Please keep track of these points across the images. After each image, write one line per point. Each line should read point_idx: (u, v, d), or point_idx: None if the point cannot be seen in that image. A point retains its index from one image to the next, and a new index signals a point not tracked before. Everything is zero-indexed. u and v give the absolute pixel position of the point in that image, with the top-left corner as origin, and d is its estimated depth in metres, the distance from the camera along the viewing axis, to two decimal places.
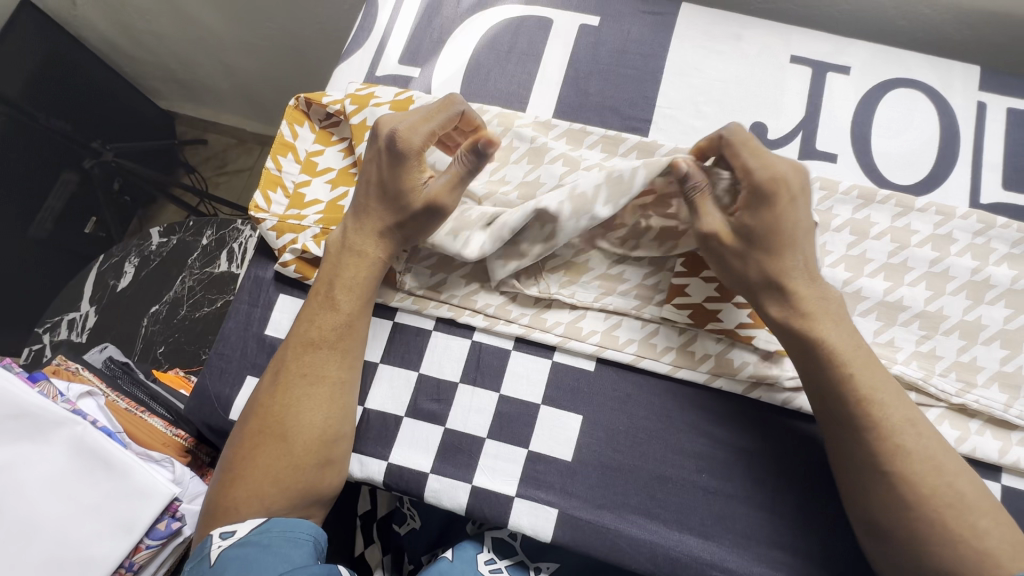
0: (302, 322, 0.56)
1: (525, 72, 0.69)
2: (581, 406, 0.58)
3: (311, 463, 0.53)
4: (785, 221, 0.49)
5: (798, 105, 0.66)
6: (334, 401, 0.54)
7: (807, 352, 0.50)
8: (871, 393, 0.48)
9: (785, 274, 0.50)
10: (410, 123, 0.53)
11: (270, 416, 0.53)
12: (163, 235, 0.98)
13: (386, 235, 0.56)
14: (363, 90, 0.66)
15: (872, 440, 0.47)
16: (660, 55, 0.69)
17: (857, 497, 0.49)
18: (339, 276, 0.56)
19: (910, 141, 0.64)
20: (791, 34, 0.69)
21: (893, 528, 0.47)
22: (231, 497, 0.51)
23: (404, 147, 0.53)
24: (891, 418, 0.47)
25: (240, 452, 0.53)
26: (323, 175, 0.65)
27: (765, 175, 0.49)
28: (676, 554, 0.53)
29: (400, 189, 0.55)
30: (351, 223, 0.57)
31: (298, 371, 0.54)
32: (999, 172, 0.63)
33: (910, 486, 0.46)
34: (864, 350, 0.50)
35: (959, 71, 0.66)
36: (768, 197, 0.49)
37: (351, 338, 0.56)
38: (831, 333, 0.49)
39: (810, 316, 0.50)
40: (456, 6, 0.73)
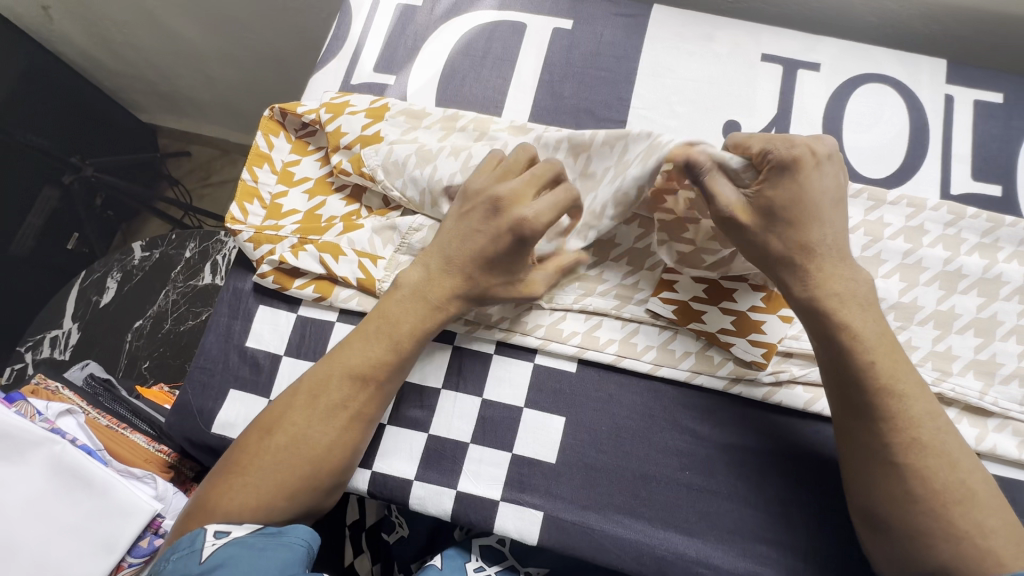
0: (361, 352, 0.53)
1: (500, 76, 0.70)
2: (564, 408, 0.58)
3: (330, 487, 0.53)
4: (810, 187, 0.49)
5: (769, 103, 0.67)
6: (362, 436, 0.54)
7: (831, 339, 0.49)
8: (890, 382, 0.48)
9: (802, 259, 0.49)
10: (538, 210, 0.50)
11: (307, 441, 0.51)
12: (145, 250, 0.97)
13: (466, 293, 0.54)
14: (339, 98, 0.66)
15: (886, 431, 0.47)
16: (633, 57, 0.69)
17: (856, 486, 0.49)
18: (409, 310, 0.54)
19: (881, 135, 0.65)
20: (761, 33, 0.69)
21: (897, 523, 0.47)
22: (235, 502, 0.49)
23: (531, 229, 0.50)
24: (909, 410, 0.47)
25: (257, 463, 0.51)
26: (300, 186, 0.66)
27: (785, 151, 0.49)
28: (662, 552, 0.53)
29: (511, 263, 0.53)
30: (434, 267, 0.54)
31: (347, 406, 0.53)
32: (968, 163, 0.64)
33: (920, 480, 0.46)
34: (892, 343, 0.49)
35: (927, 65, 0.67)
36: (792, 170, 0.49)
37: (401, 377, 0.56)
38: (857, 321, 0.49)
39: (840, 302, 0.49)
40: (430, 13, 0.73)
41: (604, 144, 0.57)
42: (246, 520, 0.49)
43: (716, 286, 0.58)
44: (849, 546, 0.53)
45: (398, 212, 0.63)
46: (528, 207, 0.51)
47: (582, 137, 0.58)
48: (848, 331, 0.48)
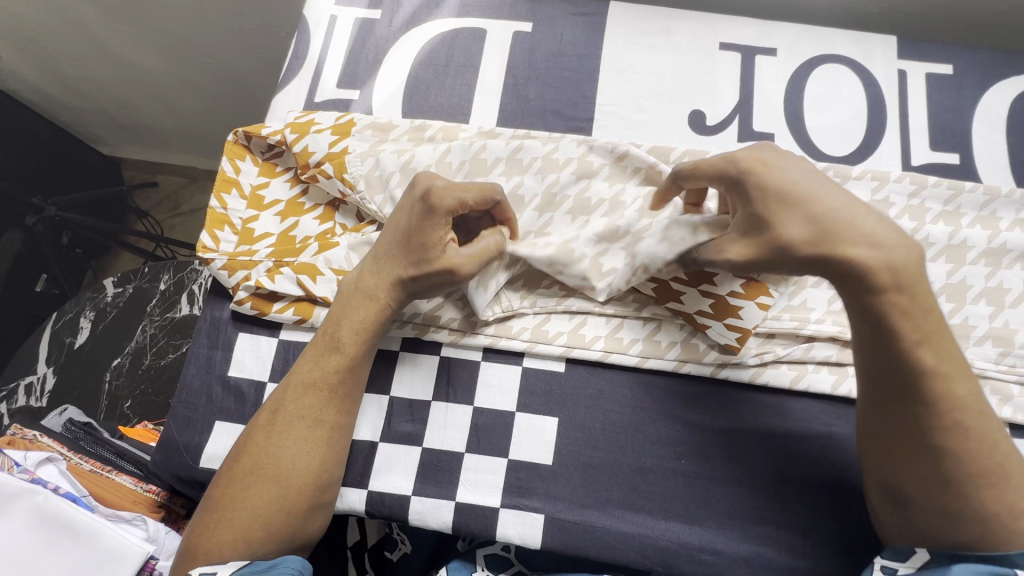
0: (306, 361, 0.55)
1: (464, 83, 0.70)
2: (557, 408, 0.58)
3: (304, 507, 0.52)
4: (779, 181, 0.47)
5: (731, 90, 0.68)
6: (326, 446, 0.53)
7: (875, 327, 0.46)
8: (938, 366, 0.45)
9: (834, 258, 0.45)
10: (447, 182, 0.53)
11: (264, 455, 0.52)
12: (117, 286, 0.95)
13: (399, 283, 0.55)
14: (304, 117, 0.65)
15: (927, 413, 0.46)
16: (594, 54, 0.70)
17: (882, 465, 0.49)
18: (347, 317, 0.55)
19: (841, 113, 0.67)
20: (717, 22, 0.71)
21: (922, 501, 0.47)
22: (213, 537, 0.50)
23: (436, 202, 0.52)
24: (955, 392, 0.46)
25: (225, 490, 0.52)
26: (272, 208, 0.64)
27: (721, 167, 0.50)
28: (664, 543, 0.54)
29: (424, 244, 0.53)
30: (368, 264, 0.57)
31: (298, 414, 0.53)
32: (926, 134, 0.66)
33: (955, 463, 0.45)
34: (928, 321, 0.46)
35: (878, 42, 0.69)
36: (744, 179, 0.48)
37: (352, 382, 0.55)
38: (903, 302, 0.45)
39: (883, 289, 0.45)
40: (390, 25, 0.73)
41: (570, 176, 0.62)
42: (230, 557, 0.49)
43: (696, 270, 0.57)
44: (844, 516, 0.54)
45: (374, 226, 0.63)
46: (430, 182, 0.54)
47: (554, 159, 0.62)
48: (886, 319, 0.46)
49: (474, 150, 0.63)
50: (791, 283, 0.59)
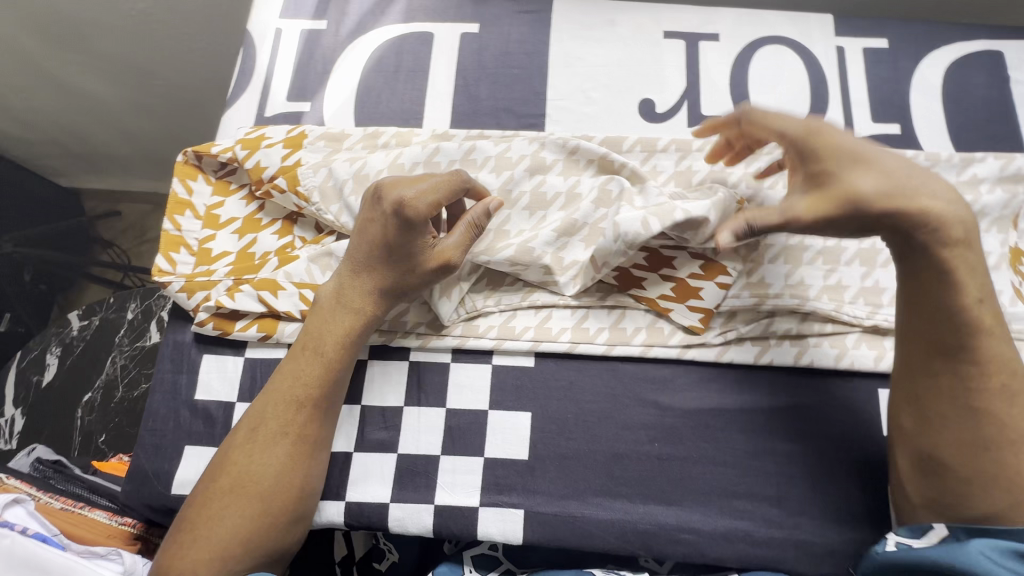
0: (285, 375, 0.55)
1: (415, 88, 0.70)
2: (528, 403, 0.58)
3: (285, 521, 0.52)
4: (846, 145, 0.49)
5: (678, 77, 0.69)
6: (309, 459, 0.53)
7: (942, 278, 0.47)
8: (991, 323, 0.47)
9: (913, 210, 0.46)
10: (418, 192, 0.53)
11: (243, 473, 0.52)
12: (83, 318, 0.94)
13: (383, 291, 0.56)
14: (254, 132, 0.65)
15: (976, 370, 0.47)
16: (542, 51, 0.71)
17: (923, 429, 0.49)
18: (328, 329, 0.55)
19: (785, 93, 0.68)
20: (660, 12, 0.72)
21: (959, 466, 0.47)
22: (188, 557, 0.49)
23: (411, 212, 0.53)
24: (1002, 354, 0.47)
25: (200, 509, 0.51)
26: (228, 227, 0.63)
27: (797, 129, 0.51)
28: (644, 526, 0.54)
29: (410, 249, 0.54)
30: (345, 275, 0.57)
31: (279, 430, 0.53)
32: (867, 107, 0.68)
33: (995, 425, 0.47)
34: (983, 281, 0.48)
35: (815, 21, 0.71)
36: (816, 141, 0.50)
37: (333, 395, 0.55)
38: (962, 258, 0.47)
39: (949, 242, 0.47)
40: (336, 34, 0.72)
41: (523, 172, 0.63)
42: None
43: (655, 255, 0.60)
44: (815, 483, 0.56)
45: (333, 237, 0.63)
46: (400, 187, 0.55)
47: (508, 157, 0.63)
48: (953, 273, 0.47)
49: (427, 154, 0.63)
50: (746, 262, 0.61)
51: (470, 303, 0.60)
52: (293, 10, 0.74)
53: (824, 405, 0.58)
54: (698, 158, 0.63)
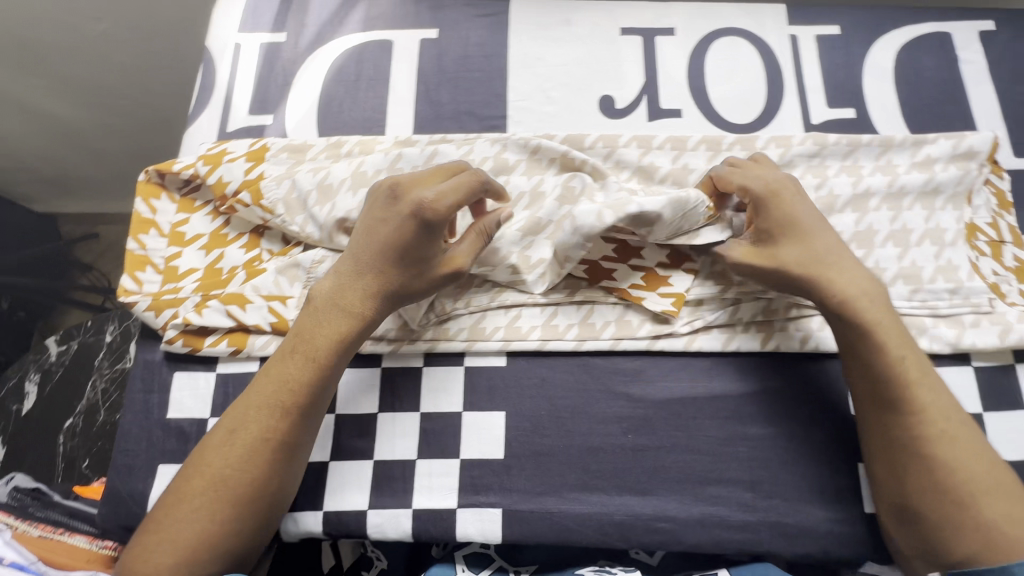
0: (275, 377, 0.54)
1: (376, 96, 0.70)
2: (502, 403, 0.59)
3: (255, 526, 0.52)
4: (791, 215, 0.55)
5: (636, 73, 0.70)
6: (289, 466, 0.53)
7: (865, 337, 0.52)
8: (918, 377, 0.51)
9: (823, 282, 0.53)
10: (438, 194, 0.53)
11: (220, 478, 0.51)
12: (60, 344, 0.93)
13: (383, 295, 0.55)
14: (215, 148, 0.65)
15: (914, 420, 0.50)
16: (501, 53, 0.71)
17: (883, 476, 0.52)
18: (321, 332, 0.55)
19: (741, 83, 0.69)
20: (616, 9, 0.73)
21: (931, 513, 0.49)
22: (154, 558, 0.48)
23: (432, 216, 0.53)
24: (935, 403, 0.51)
25: (172, 510, 0.50)
26: (194, 243, 0.63)
27: (762, 187, 0.56)
28: (620, 517, 0.55)
29: (421, 254, 0.54)
30: (345, 273, 0.56)
31: (262, 435, 0.52)
32: (822, 93, 0.69)
33: (947, 470, 0.49)
34: (905, 338, 0.53)
35: (768, 12, 0.72)
36: (770, 203, 0.55)
37: (321, 401, 0.54)
38: (882, 318, 0.52)
39: (865, 308, 0.52)
40: (295, 46, 0.73)
41: None
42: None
43: (624, 246, 0.61)
44: (787, 465, 0.57)
45: (300, 248, 0.63)
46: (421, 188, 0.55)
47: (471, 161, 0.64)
48: (874, 334, 0.52)
49: (389, 160, 0.63)
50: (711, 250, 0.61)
51: (440, 306, 0.61)
52: (252, 23, 0.74)
53: (791, 388, 0.59)
54: (658, 151, 0.64)
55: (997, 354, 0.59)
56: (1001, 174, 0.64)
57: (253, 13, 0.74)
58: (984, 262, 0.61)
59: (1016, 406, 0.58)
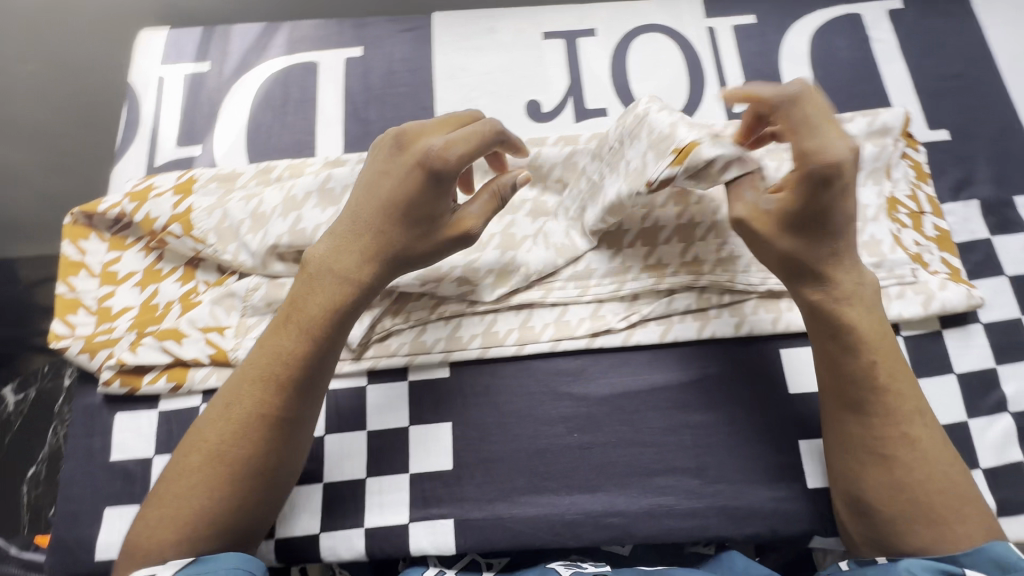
0: (270, 348, 0.52)
1: (305, 118, 0.70)
2: (448, 414, 0.59)
3: (254, 504, 0.50)
4: (834, 208, 0.50)
5: (561, 75, 0.71)
6: (287, 442, 0.51)
7: (839, 337, 0.52)
8: (890, 382, 0.51)
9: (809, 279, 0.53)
10: (448, 145, 0.50)
11: (216, 452, 0.49)
12: (17, 392, 0.91)
13: (376, 258, 0.52)
14: (142, 184, 0.65)
15: (877, 423, 0.51)
16: (426, 66, 0.72)
17: (842, 474, 0.52)
18: (312, 302, 0.52)
19: (664, 78, 0.71)
20: (537, 14, 0.74)
21: (883, 509, 0.49)
22: (152, 535, 0.47)
23: (440, 167, 0.49)
24: (904, 406, 0.51)
25: (170, 486, 0.49)
26: (128, 281, 0.63)
27: (821, 162, 0.48)
28: (571, 516, 0.56)
29: (426, 211, 0.51)
30: (340, 236, 0.53)
31: (255, 410, 0.50)
32: (742, 82, 0.70)
33: (905, 469, 0.49)
34: (885, 343, 0.52)
35: (686, 6, 0.74)
36: (825, 184, 0.48)
37: (320, 372, 0.52)
38: (863, 322, 0.52)
39: (843, 309, 0.52)
40: (220, 75, 0.72)
41: None
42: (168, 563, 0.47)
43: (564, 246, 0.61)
44: (729, 449, 0.58)
45: (235, 277, 0.63)
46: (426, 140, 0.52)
47: None
48: (852, 336, 0.52)
49: (319, 182, 0.63)
50: (643, 245, 0.62)
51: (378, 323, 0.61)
52: (174, 55, 0.73)
53: (730, 373, 0.60)
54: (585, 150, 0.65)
55: (925, 321, 0.61)
56: (916, 147, 0.67)
57: (176, 45, 0.74)
58: (906, 234, 0.63)
59: (945, 371, 0.59)
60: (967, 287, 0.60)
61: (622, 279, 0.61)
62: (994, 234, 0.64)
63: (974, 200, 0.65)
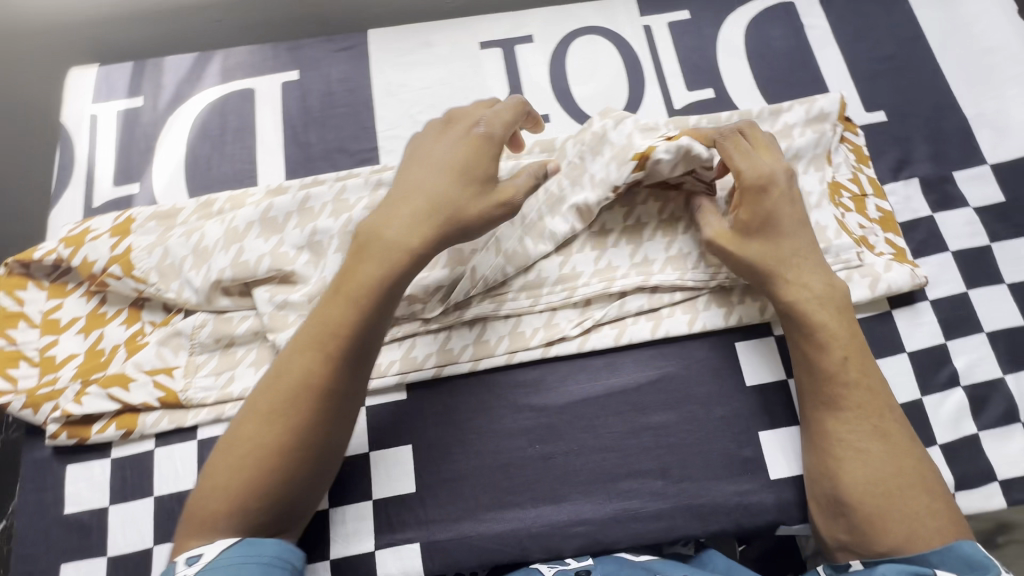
0: (324, 316, 0.50)
1: (244, 147, 0.69)
2: (407, 436, 0.59)
3: (302, 481, 0.49)
4: (778, 214, 0.56)
5: (500, 84, 0.71)
6: (341, 418, 0.50)
7: (811, 335, 0.54)
8: (860, 378, 0.53)
9: (778, 283, 0.55)
10: (494, 116, 0.55)
11: (270, 424, 0.48)
12: None
13: (428, 219, 0.51)
14: (78, 228, 0.63)
15: (850, 418, 0.52)
16: (364, 84, 0.71)
17: (817, 474, 0.53)
18: (363, 272, 0.50)
19: (603, 80, 0.71)
20: (473, 24, 0.74)
21: (858, 507, 0.50)
22: (207, 505, 0.47)
23: (489, 131, 0.55)
24: (874, 401, 0.52)
25: (224, 457, 0.48)
26: (70, 328, 0.61)
27: (752, 175, 0.56)
28: (538, 529, 0.55)
29: (475, 173, 0.53)
30: (393, 202, 0.52)
31: (308, 382, 0.48)
32: (681, 78, 0.71)
33: (877, 464, 0.50)
34: (852, 341, 0.54)
35: (621, 6, 0.74)
36: (760, 193, 0.56)
37: (371, 347, 0.51)
38: (831, 321, 0.54)
39: (811, 310, 0.54)
40: (154, 109, 0.71)
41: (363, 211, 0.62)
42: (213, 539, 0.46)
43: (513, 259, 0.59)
44: (690, 448, 0.58)
45: (182, 314, 0.62)
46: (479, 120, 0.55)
47: (346, 202, 0.63)
48: (821, 334, 0.54)
49: (261, 211, 0.61)
50: (593, 248, 0.62)
51: None
52: (106, 92, 0.72)
53: (687, 371, 0.60)
54: (528, 157, 0.65)
55: (874, 303, 0.61)
56: (855, 130, 0.67)
57: (107, 82, 0.72)
58: (850, 218, 0.63)
59: (897, 351, 0.60)
60: (911, 267, 0.61)
61: (573, 285, 0.61)
62: (935, 211, 0.65)
63: (914, 179, 0.66)
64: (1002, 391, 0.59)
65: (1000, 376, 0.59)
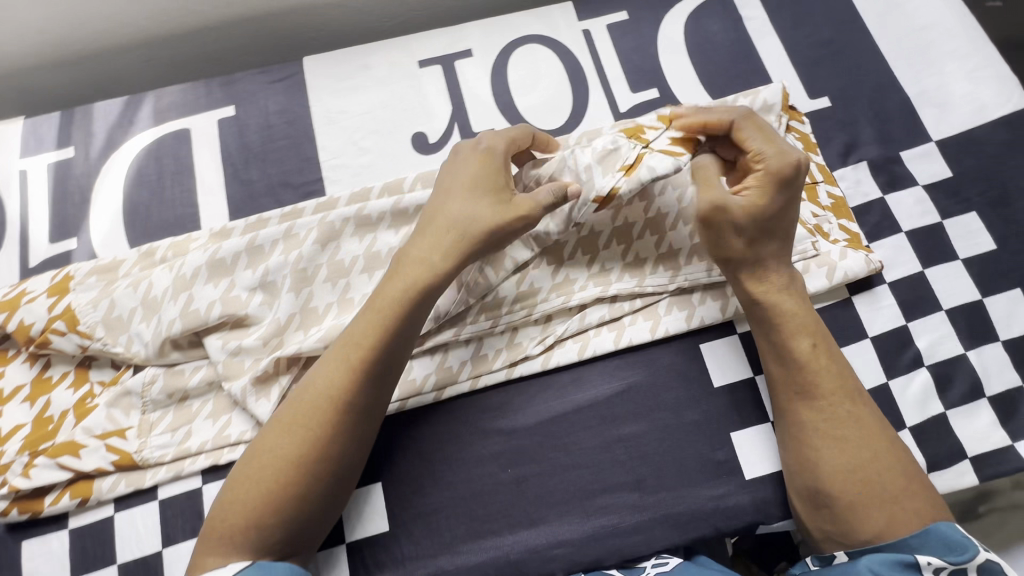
0: (363, 325, 0.50)
1: (183, 190, 0.67)
2: (376, 474, 0.57)
3: (320, 499, 0.48)
4: (785, 205, 0.54)
5: (442, 102, 0.69)
6: (363, 435, 0.50)
7: (775, 326, 0.54)
8: (828, 364, 0.53)
9: (744, 275, 0.55)
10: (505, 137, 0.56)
11: (295, 439, 0.48)
12: None
13: (446, 231, 0.52)
14: (13, 291, 0.60)
15: (822, 406, 0.52)
16: (303, 115, 0.69)
17: (796, 467, 0.52)
18: (391, 285, 0.51)
19: (546, 88, 0.70)
20: (410, 43, 0.72)
21: (838, 495, 0.49)
22: (229, 517, 0.47)
23: (492, 147, 0.55)
24: (844, 386, 0.52)
25: (249, 469, 0.48)
26: (15, 396, 0.59)
27: (778, 161, 0.53)
28: (517, 555, 0.54)
29: (491, 184, 0.54)
30: (434, 213, 0.53)
31: (334, 395, 0.48)
32: (624, 80, 0.70)
33: (853, 449, 0.50)
34: (816, 329, 0.54)
35: (558, 13, 0.73)
36: (784, 180, 0.53)
37: (395, 361, 0.51)
38: (794, 310, 0.54)
39: (773, 303, 0.54)
40: (86, 159, 0.68)
41: (314, 248, 0.60)
42: (231, 556, 0.46)
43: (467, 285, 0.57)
44: (663, 456, 0.57)
45: (131, 371, 0.59)
46: (485, 138, 0.57)
47: (295, 235, 0.60)
48: (783, 326, 0.54)
49: (206, 255, 0.59)
50: (549, 262, 0.60)
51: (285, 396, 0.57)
52: (34, 145, 0.69)
53: (654, 379, 0.59)
54: None
55: (832, 292, 0.61)
56: (800, 118, 0.67)
57: (35, 135, 0.69)
58: (803, 207, 0.63)
59: (860, 338, 0.60)
60: (866, 252, 0.61)
61: (533, 303, 0.59)
62: (886, 193, 0.65)
63: (862, 163, 0.66)
64: (965, 367, 0.59)
65: (962, 353, 0.59)
